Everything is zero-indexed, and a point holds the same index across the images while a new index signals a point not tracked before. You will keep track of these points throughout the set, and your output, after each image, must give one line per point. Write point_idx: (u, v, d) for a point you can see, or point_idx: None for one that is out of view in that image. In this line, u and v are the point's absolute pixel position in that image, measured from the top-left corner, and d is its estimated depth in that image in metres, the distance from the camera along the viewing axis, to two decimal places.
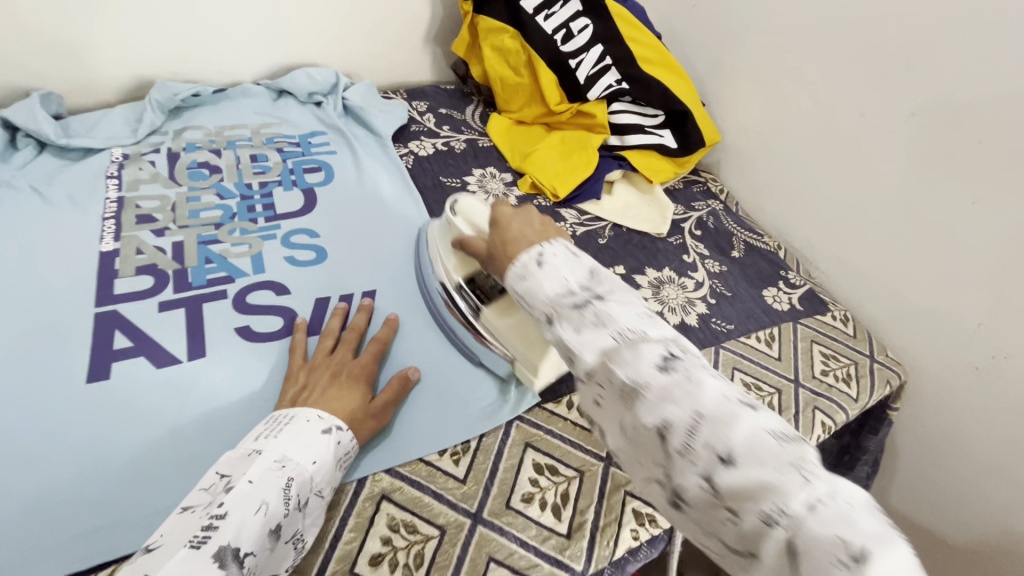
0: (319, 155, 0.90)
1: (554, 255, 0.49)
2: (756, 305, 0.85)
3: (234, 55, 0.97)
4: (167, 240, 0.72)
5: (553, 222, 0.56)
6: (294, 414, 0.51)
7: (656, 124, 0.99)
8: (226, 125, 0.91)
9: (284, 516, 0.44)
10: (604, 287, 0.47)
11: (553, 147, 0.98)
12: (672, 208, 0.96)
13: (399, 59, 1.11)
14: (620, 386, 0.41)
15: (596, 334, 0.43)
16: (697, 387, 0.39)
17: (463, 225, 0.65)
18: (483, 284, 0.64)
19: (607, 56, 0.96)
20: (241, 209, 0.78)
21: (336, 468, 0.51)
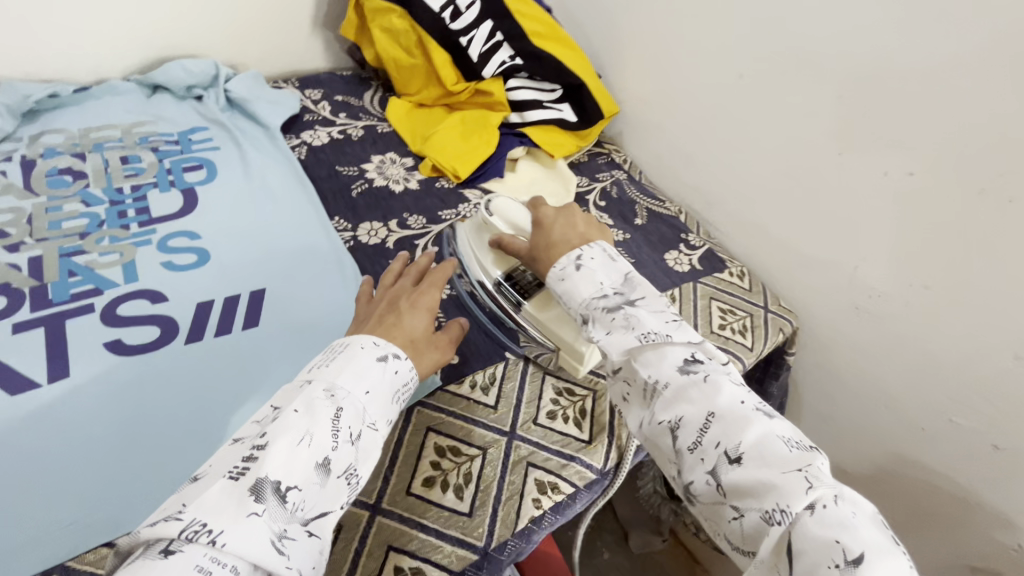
0: (201, 152, 0.85)
1: (591, 259, 0.58)
2: (658, 269, 0.88)
3: (97, 50, 0.90)
4: (22, 255, 0.66)
5: (593, 223, 0.65)
6: (349, 341, 0.49)
7: (553, 99, 0.99)
8: (92, 126, 0.84)
9: (331, 449, 0.42)
10: (635, 293, 0.56)
11: (453, 128, 0.97)
12: (575, 180, 0.98)
13: (288, 46, 1.06)
14: (644, 383, 0.52)
15: (622, 336, 0.53)
16: (715, 388, 0.49)
17: (501, 223, 0.69)
18: (521, 279, 0.67)
19: (497, 32, 0.95)
20: (110, 215, 0.72)
21: (392, 401, 0.48)
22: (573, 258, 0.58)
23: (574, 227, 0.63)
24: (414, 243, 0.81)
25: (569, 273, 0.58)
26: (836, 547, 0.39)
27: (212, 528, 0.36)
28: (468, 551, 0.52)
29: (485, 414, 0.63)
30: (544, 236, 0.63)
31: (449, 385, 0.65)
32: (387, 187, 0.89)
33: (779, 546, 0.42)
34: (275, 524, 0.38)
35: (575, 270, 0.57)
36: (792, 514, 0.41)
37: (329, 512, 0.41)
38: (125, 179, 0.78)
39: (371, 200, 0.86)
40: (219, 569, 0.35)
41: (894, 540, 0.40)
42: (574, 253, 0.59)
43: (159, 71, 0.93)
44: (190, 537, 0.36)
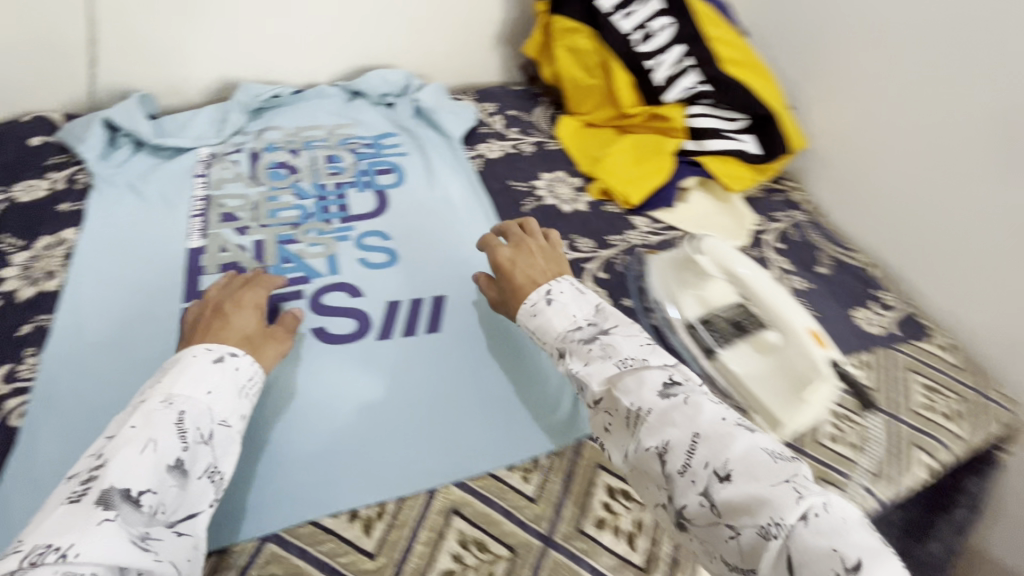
0: (391, 157, 0.90)
1: (561, 292, 0.59)
2: (846, 327, 0.79)
3: (314, 57, 0.99)
4: (248, 239, 0.74)
5: (546, 254, 0.66)
6: (181, 354, 0.51)
7: (736, 129, 0.94)
8: (303, 126, 0.92)
9: (180, 451, 0.44)
10: (608, 322, 0.57)
11: (625, 151, 0.94)
12: (750, 218, 0.91)
13: (470, 60, 1.10)
14: (625, 412, 0.50)
15: (602, 364, 0.52)
16: (695, 409, 0.47)
17: (710, 263, 0.65)
18: (722, 326, 0.65)
19: (688, 57, 0.92)
20: (317, 209, 0.79)
21: (239, 397, 0.51)
22: (541, 294, 0.59)
23: (539, 264, 0.64)
24: (582, 266, 0.80)
25: (539, 310, 0.58)
26: (834, 556, 0.37)
27: (60, 544, 0.37)
28: None
29: None
30: (509, 271, 0.63)
31: None
32: (556, 206, 0.89)
33: (780, 562, 0.40)
34: (134, 527, 0.40)
35: (545, 306, 0.58)
36: (786, 526, 0.39)
37: (197, 512, 0.45)
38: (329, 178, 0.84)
39: (541, 218, 0.86)
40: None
41: (883, 542, 0.38)
42: (541, 290, 0.60)
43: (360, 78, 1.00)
44: (41, 554, 0.36)
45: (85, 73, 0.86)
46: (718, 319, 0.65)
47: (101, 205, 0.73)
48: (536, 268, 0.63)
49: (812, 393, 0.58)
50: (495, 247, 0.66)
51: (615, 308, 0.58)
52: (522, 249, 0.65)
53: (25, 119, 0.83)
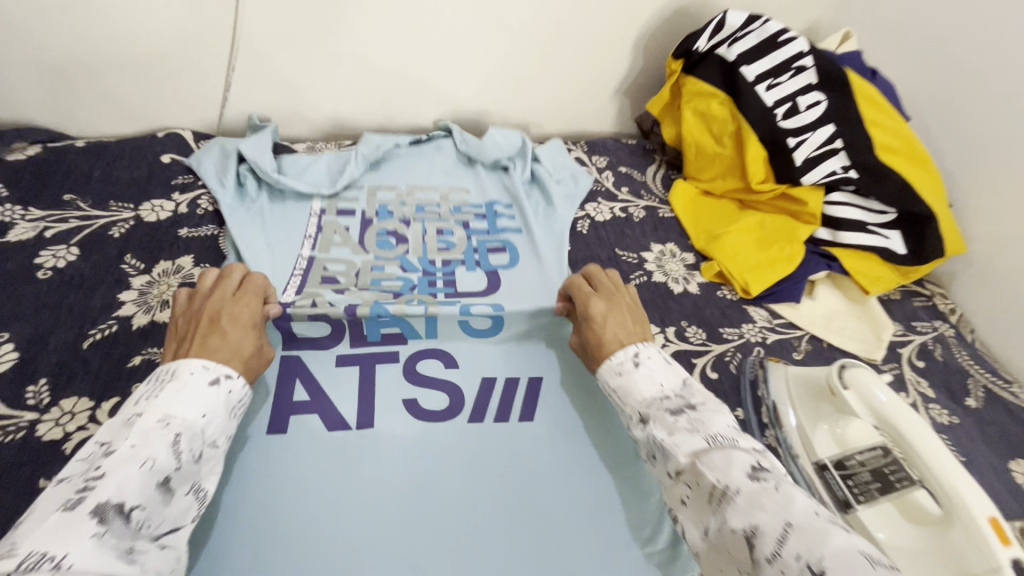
0: (502, 232, 0.85)
1: (649, 358, 0.55)
2: (1001, 481, 0.67)
3: (431, 97, 0.98)
4: (345, 300, 0.70)
5: (639, 320, 0.62)
6: (176, 366, 0.48)
7: (881, 223, 0.83)
8: (416, 185, 0.90)
9: (174, 470, 0.42)
10: (696, 398, 0.51)
11: (748, 231, 0.87)
12: (891, 328, 0.80)
13: (586, 108, 1.06)
14: (709, 488, 0.43)
15: (687, 438, 0.47)
16: (786, 498, 0.39)
17: (855, 402, 0.56)
18: (857, 477, 0.56)
19: (837, 139, 0.81)
20: (422, 283, 0.75)
21: (229, 417, 0.49)
22: (630, 353, 0.55)
23: (630, 322, 0.60)
24: (691, 360, 0.73)
25: (625, 370, 0.54)
26: None
27: (54, 555, 0.34)
28: None
29: None
30: (601, 326, 0.60)
31: None
32: (666, 285, 0.82)
33: None
34: (121, 543, 0.38)
35: (633, 368, 0.54)
36: None
37: (180, 528, 0.43)
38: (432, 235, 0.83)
39: (648, 296, 0.80)
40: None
41: None
42: (631, 348, 0.56)
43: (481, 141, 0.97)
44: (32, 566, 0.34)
45: (219, 95, 0.89)
46: (857, 464, 0.57)
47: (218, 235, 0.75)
48: (623, 326, 0.59)
49: None
50: (589, 298, 0.63)
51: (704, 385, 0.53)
52: (614, 302, 0.62)
53: (162, 136, 0.87)
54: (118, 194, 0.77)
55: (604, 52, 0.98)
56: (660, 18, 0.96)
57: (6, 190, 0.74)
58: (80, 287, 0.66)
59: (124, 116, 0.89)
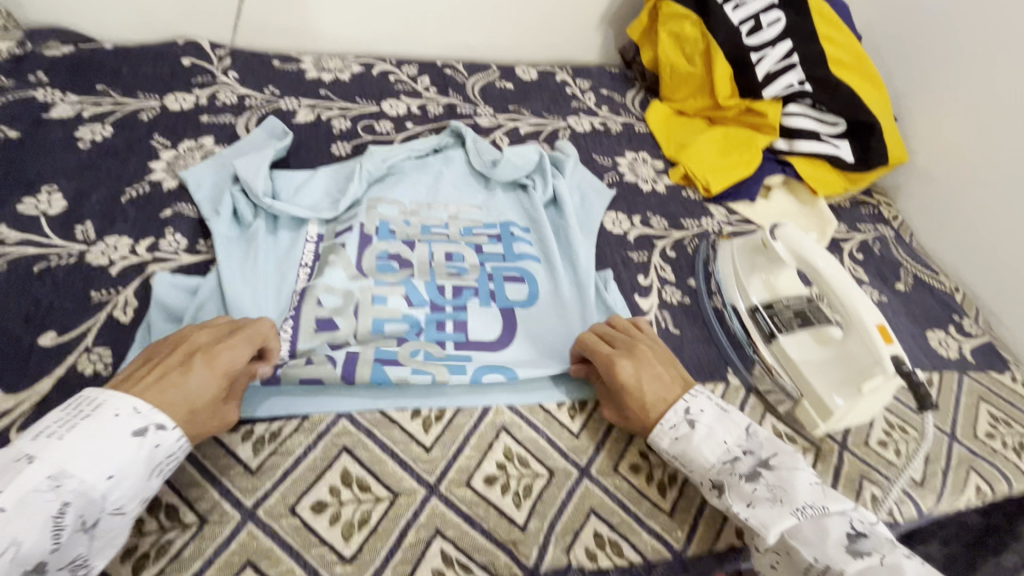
0: (521, 260, 0.71)
1: (700, 411, 0.53)
2: (916, 344, 0.77)
3: (429, 20, 1.05)
4: (341, 350, 0.58)
5: (670, 370, 0.57)
6: (103, 406, 0.43)
7: (834, 133, 0.92)
8: (422, 204, 0.76)
9: (46, 553, 0.38)
10: (766, 450, 0.51)
11: (713, 141, 0.95)
12: (834, 226, 0.89)
13: (573, 37, 1.14)
14: (806, 564, 0.45)
15: (773, 511, 0.47)
16: (897, 572, 0.42)
17: (782, 251, 0.66)
18: (782, 314, 0.67)
19: (794, 54, 0.90)
20: (430, 324, 0.62)
21: (146, 480, 0.44)
22: (681, 412, 0.53)
23: (662, 374, 0.56)
24: (653, 242, 0.82)
25: (681, 433, 0.52)
26: None
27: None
28: (663, 547, 0.53)
29: None
30: (637, 390, 0.54)
31: None
32: (636, 184, 0.91)
33: None
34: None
35: (689, 429, 0.52)
36: None
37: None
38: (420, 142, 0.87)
39: (619, 192, 0.89)
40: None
41: None
42: (682, 405, 0.53)
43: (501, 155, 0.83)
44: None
45: (233, 9, 0.97)
46: (782, 306, 0.68)
47: (234, 124, 0.84)
48: (657, 383, 0.55)
49: (871, 386, 0.56)
50: (613, 361, 0.56)
51: (768, 433, 0.52)
52: (639, 358, 0.56)
53: (181, 43, 0.94)
54: (144, 87, 0.86)
55: None
56: None
57: (46, 78, 0.82)
58: (116, 158, 0.75)
59: (146, 26, 0.95)
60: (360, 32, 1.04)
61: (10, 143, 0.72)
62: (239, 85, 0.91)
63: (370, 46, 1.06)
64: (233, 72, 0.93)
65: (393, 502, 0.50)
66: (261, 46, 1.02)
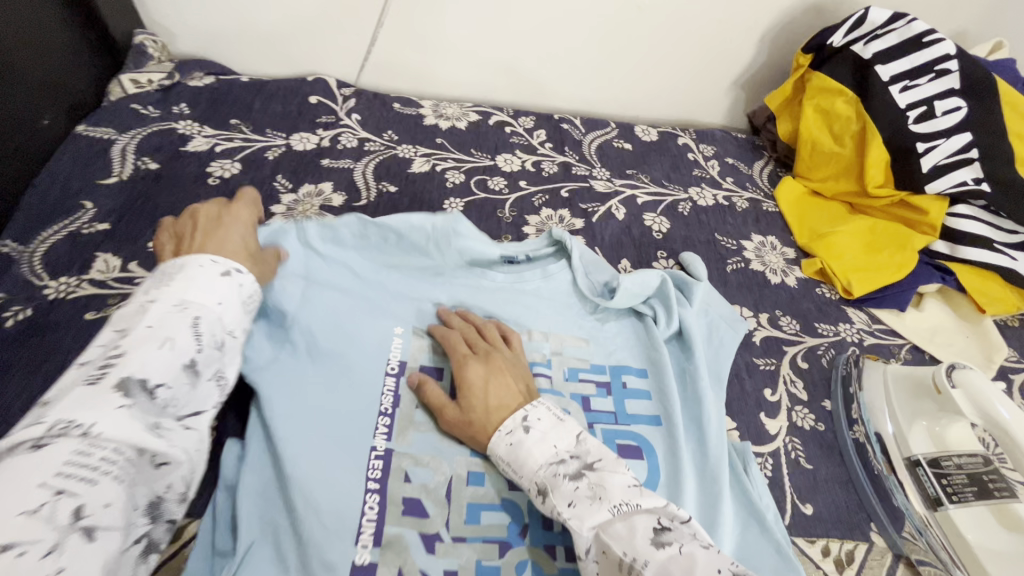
0: (639, 426, 0.60)
1: (539, 419, 0.51)
2: None
3: (552, 73, 1.02)
4: (436, 561, 0.48)
5: (521, 380, 0.57)
6: (185, 261, 0.47)
7: (1010, 242, 0.79)
8: (523, 329, 0.67)
9: (196, 352, 0.43)
10: (593, 455, 0.49)
11: (858, 234, 0.85)
12: (1005, 352, 0.76)
13: (701, 98, 1.07)
14: (617, 560, 0.41)
15: (590, 508, 0.45)
16: (690, 562, 0.39)
17: (965, 402, 0.55)
18: (952, 476, 0.57)
19: (973, 148, 0.78)
20: (535, 519, 0.52)
21: (244, 312, 0.49)
22: (517, 419, 0.52)
23: (511, 384, 0.56)
24: (782, 347, 0.73)
25: (516, 439, 0.51)
26: None
27: (82, 422, 0.35)
28: None
29: None
30: (472, 389, 0.55)
31: (798, 539, 0.55)
32: (763, 274, 0.82)
33: None
34: (147, 416, 0.39)
35: (524, 435, 0.51)
36: None
37: (202, 411, 0.44)
38: (534, 226, 0.82)
39: (743, 281, 0.80)
40: (100, 452, 0.35)
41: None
42: (518, 414, 0.52)
43: (615, 278, 0.72)
44: (61, 430, 0.34)
45: (364, 51, 0.97)
46: (953, 466, 0.57)
47: (352, 169, 0.84)
48: (511, 394, 0.55)
49: None
50: (465, 361, 0.58)
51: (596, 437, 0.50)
52: (492, 364, 0.58)
53: (310, 79, 0.96)
54: (273, 124, 0.88)
55: (729, 42, 0.99)
56: (795, 11, 0.95)
57: (188, 109, 0.85)
58: (240, 197, 0.76)
59: (281, 61, 0.98)
60: (481, 80, 1.02)
61: (150, 174, 0.75)
62: (360, 128, 0.91)
63: (490, 92, 1.04)
64: (356, 114, 0.93)
65: None
66: (384, 86, 1.03)
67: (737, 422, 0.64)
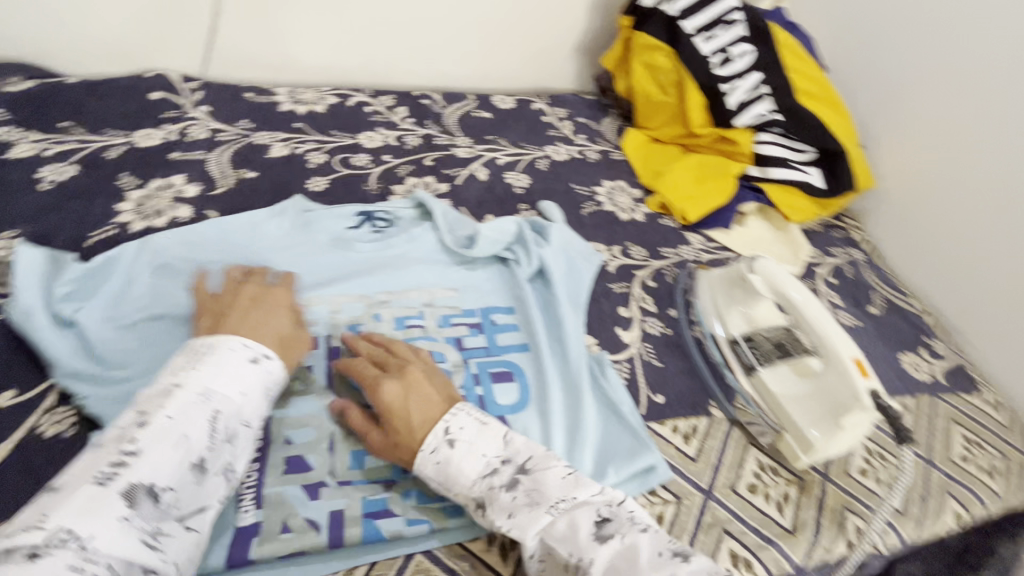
0: (509, 353, 0.67)
1: (461, 429, 0.49)
2: (891, 367, 0.78)
3: (404, 51, 1.06)
4: (321, 506, 0.50)
5: (444, 389, 0.54)
6: (214, 343, 0.48)
7: (804, 160, 0.94)
8: (395, 288, 0.70)
9: (203, 449, 0.43)
10: (523, 455, 0.49)
11: (689, 169, 0.97)
12: (807, 250, 0.91)
13: (549, 65, 1.16)
14: (564, 562, 0.44)
15: (531, 515, 0.46)
16: (632, 552, 0.42)
17: (762, 286, 0.67)
18: (762, 345, 0.67)
19: (764, 85, 0.94)
20: None
21: (263, 400, 0.49)
22: (439, 434, 0.49)
23: (431, 394, 0.52)
24: (633, 272, 0.83)
25: (442, 457, 0.48)
26: None
27: (81, 534, 0.35)
28: None
29: (683, 462, 0.62)
30: (389, 409, 0.51)
31: (652, 424, 0.64)
32: (614, 213, 0.92)
33: None
34: (147, 524, 0.39)
35: (449, 450, 0.48)
36: None
37: (206, 508, 0.43)
38: (400, 194, 0.85)
39: (598, 221, 0.90)
40: (94, 567, 0.35)
41: None
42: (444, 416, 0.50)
43: (478, 231, 0.78)
44: (59, 542, 0.34)
45: (204, 42, 0.95)
46: (763, 338, 0.68)
47: (206, 160, 0.82)
48: (435, 406, 0.51)
49: (849, 421, 0.57)
50: (377, 382, 0.53)
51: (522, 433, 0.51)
52: (407, 377, 0.53)
53: (148, 75, 0.92)
54: (112, 122, 0.83)
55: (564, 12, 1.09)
56: None
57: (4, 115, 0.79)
58: (80, 198, 0.72)
59: (111, 58, 0.92)
60: (336, 62, 1.04)
61: None
62: (211, 119, 0.89)
63: (345, 75, 1.06)
64: (205, 105, 0.91)
65: (376, 562, 0.49)
66: (233, 77, 1.00)
67: (597, 338, 0.72)
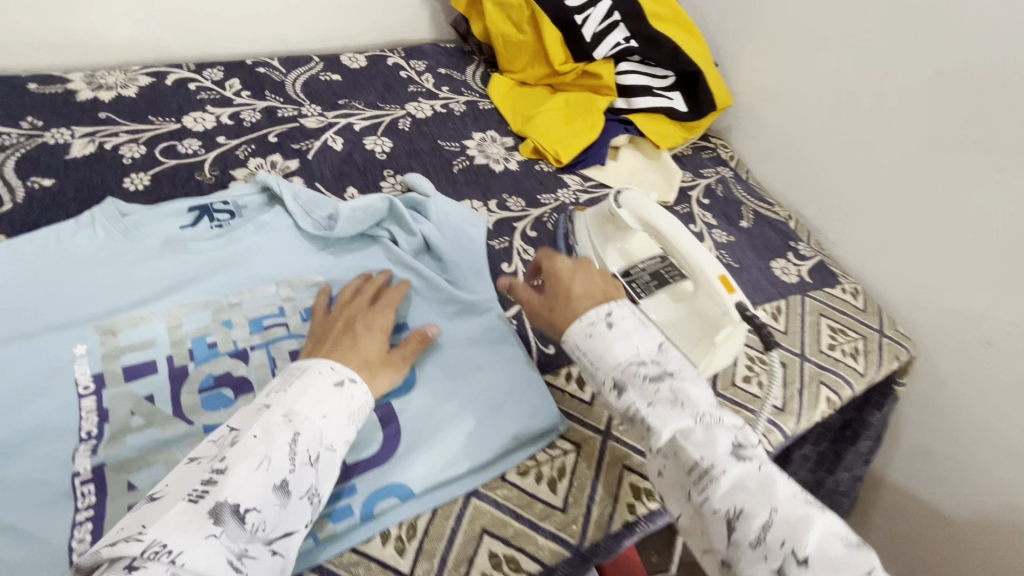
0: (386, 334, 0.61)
1: (622, 318, 0.52)
2: (763, 275, 0.82)
3: (224, 13, 0.92)
4: None
5: (610, 275, 0.58)
6: (307, 366, 0.49)
7: (665, 86, 0.94)
8: (244, 286, 0.62)
9: (288, 473, 0.42)
10: (671, 363, 0.50)
11: (557, 110, 0.94)
12: (680, 174, 0.92)
13: (400, 14, 1.07)
14: (691, 465, 0.45)
15: (673, 412, 0.47)
16: (769, 481, 0.43)
17: (629, 217, 0.66)
18: (638, 278, 0.67)
19: (615, 12, 0.92)
20: None
21: (350, 424, 0.48)
22: (602, 312, 0.52)
23: (600, 275, 0.57)
24: (512, 225, 0.79)
25: (597, 333, 0.51)
26: None
27: (174, 549, 0.36)
28: (561, 546, 0.51)
29: (579, 408, 0.61)
30: (562, 276, 0.56)
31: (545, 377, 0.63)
32: (487, 165, 0.88)
33: None
34: (234, 545, 0.38)
35: (606, 329, 0.51)
36: None
37: (293, 532, 0.42)
38: (243, 180, 0.75)
39: (471, 177, 0.85)
40: None
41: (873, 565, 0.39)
42: (602, 308, 0.53)
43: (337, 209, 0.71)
44: (154, 555, 0.36)
45: None
46: (639, 271, 0.68)
47: None
48: (598, 281, 0.56)
49: (722, 336, 0.59)
50: (555, 255, 0.59)
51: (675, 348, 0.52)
52: (581, 257, 0.59)
53: None
54: None
55: None
56: None
57: None
58: None
59: None
60: (142, 35, 0.88)
61: None
62: None
63: (158, 49, 0.91)
64: None
65: None
66: (9, 67, 0.83)
67: None
